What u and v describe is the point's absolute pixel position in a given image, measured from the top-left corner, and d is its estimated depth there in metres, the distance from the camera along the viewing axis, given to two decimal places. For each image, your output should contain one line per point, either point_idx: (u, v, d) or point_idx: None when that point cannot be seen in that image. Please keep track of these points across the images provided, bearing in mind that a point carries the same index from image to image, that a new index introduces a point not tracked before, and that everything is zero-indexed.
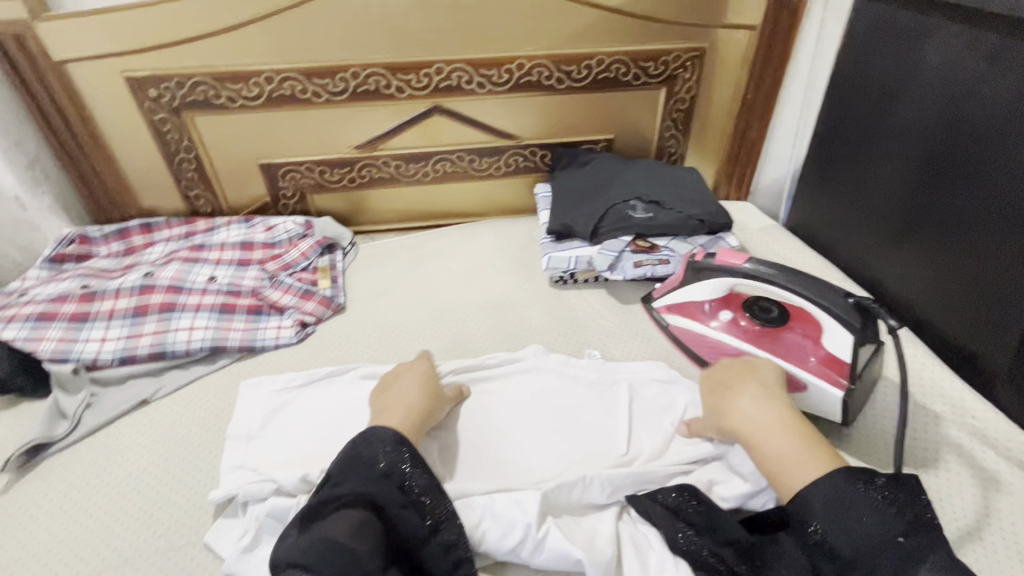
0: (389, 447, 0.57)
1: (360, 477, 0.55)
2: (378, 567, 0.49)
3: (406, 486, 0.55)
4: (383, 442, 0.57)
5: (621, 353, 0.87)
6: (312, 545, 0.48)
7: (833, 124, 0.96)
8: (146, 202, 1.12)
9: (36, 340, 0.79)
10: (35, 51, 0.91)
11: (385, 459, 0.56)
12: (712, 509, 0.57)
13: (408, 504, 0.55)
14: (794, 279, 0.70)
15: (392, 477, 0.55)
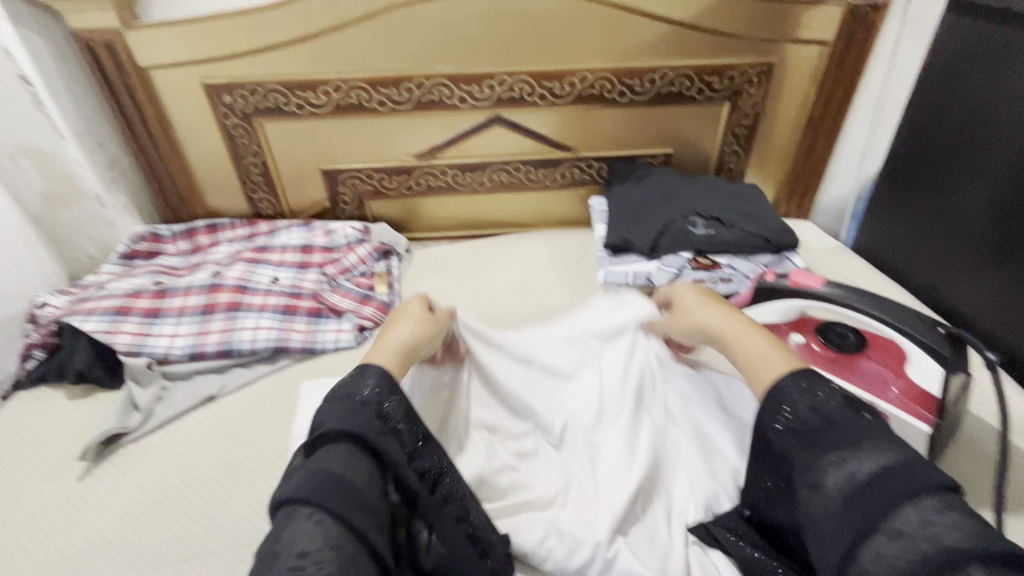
0: (375, 381, 0.51)
1: (346, 411, 0.49)
2: (378, 498, 0.45)
3: (387, 417, 0.50)
4: (365, 376, 0.52)
5: None
6: (308, 481, 0.43)
7: (909, 143, 0.92)
8: (213, 203, 1.16)
9: (113, 333, 0.83)
10: (122, 57, 0.95)
11: (365, 389, 0.51)
12: None
13: (392, 432, 0.49)
14: (877, 305, 0.67)
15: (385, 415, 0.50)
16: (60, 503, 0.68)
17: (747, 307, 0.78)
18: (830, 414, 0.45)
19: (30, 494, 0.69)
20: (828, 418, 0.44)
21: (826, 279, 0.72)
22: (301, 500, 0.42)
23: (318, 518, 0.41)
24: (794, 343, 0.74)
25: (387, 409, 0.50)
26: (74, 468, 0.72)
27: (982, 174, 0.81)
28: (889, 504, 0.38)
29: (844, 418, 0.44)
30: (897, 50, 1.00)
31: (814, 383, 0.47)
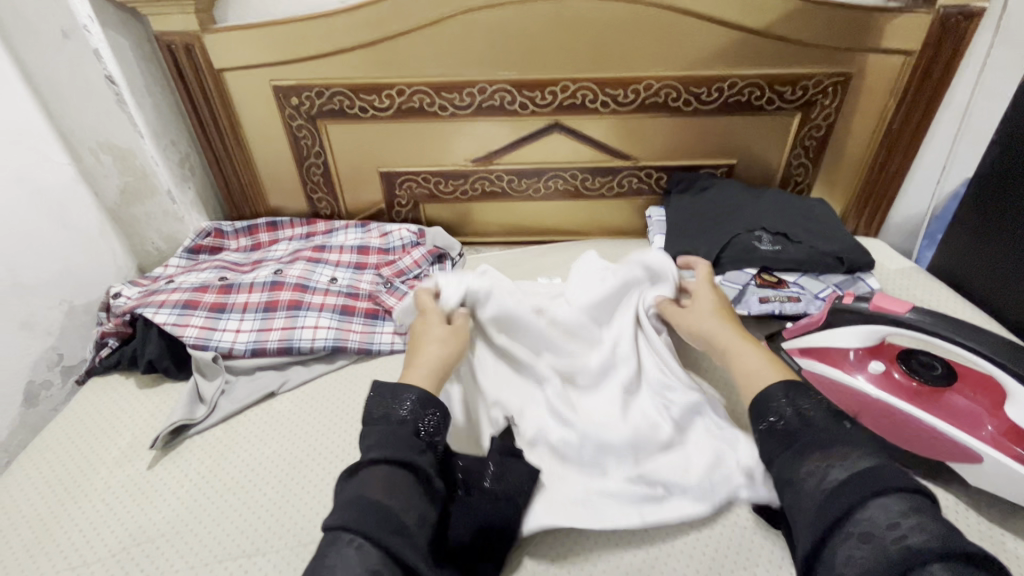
0: (413, 401, 0.59)
1: (380, 430, 0.56)
2: (415, 522, 0.50)
3: (423, 434, 0.57)
4: (408, 396, 0.59)
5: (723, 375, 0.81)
6: (352, 502, 0.49)
7: (1003, 161, 0.86)
8: (274, 202, 1.19)
9: (182, 326, 0.85)
10: (199, 59, 0.99)
11: (408, 409, 0.58)
12: None
13: (426, 449, 0.56)
14: (973, 336, 0.60)
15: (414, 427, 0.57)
16: (131, 491, 0.70)
17: (818, 330, 0.75)
18: (812, 420, 0.55)
19: (103, 480, 0.72)
20: (809, 423, 0.54)
21: (913, 304, 0.66)
22: (346, 528, 0.47)
23: (359, 544, 0.46)
24: (873, 371, 0.70)
25: (415, 422, 0.57)
26: (145, 457, 0.74)
27: None
28: (860, 498, 0.46)
29: (824, 426, 0.54)
30: (987, 61, 0.94)
31: (797, 394, 0.57)
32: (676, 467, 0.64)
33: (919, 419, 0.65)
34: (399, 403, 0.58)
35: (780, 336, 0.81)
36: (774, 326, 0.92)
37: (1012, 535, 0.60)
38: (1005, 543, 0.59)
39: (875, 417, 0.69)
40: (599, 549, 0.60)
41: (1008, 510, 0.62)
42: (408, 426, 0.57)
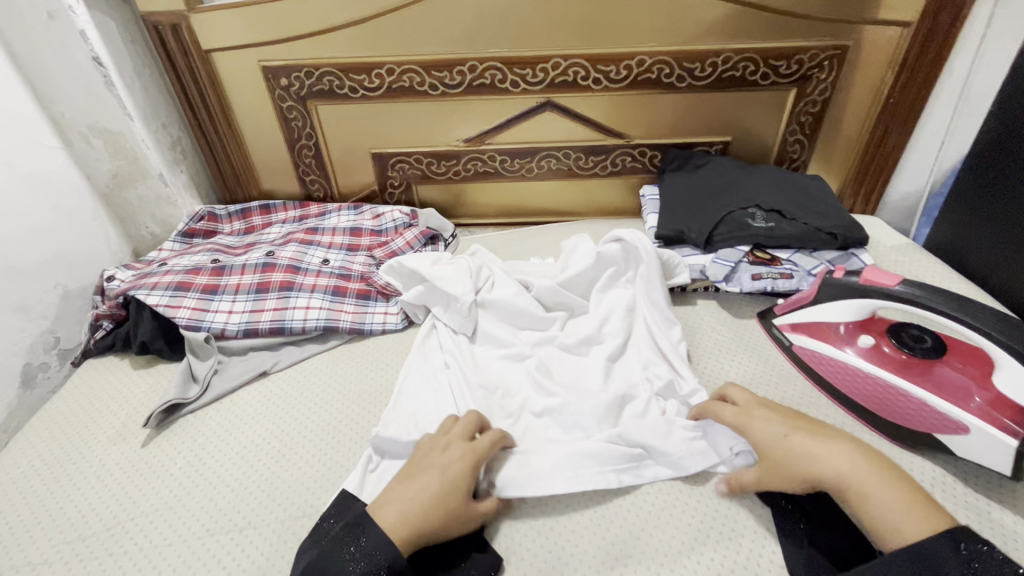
0: (372, 562, 0.51)
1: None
2: None
3: None
4: (370, 556, 0.51)
5: (713, 350, 0.82)
6: None
7: (1001, 133, 0.85)
8: (267, 185, 1.19)
9: (174, 307, 0.85)
10: (187, 40, 0.98)
11: (358, 572, 0.50)
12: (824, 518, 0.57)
13: None
14: (961, 307, 0.60)
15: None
16: (125, 468, 0.71)
17: (811, 305, 0.75)
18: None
19: (97, 458, 0.73)
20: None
21: (903, 278, 0.65)
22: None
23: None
24: (862, 345, 0.71)
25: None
26: (139, 436, 0.75)
27: None
28: None
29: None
30: (987, 32, 0.91)
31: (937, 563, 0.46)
32: (664, 432, 0.65)
33: (907, 390, 0.66)
34: (354, 556, 0.52)
35: (772, 312, 0.83)
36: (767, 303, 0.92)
37: (999, 505, 0.59)
38: (991, 514, 0.59)
39: (863, 390, 0.69)
40: (586, 524, 0.61)
41: (994, 481, 0.62)
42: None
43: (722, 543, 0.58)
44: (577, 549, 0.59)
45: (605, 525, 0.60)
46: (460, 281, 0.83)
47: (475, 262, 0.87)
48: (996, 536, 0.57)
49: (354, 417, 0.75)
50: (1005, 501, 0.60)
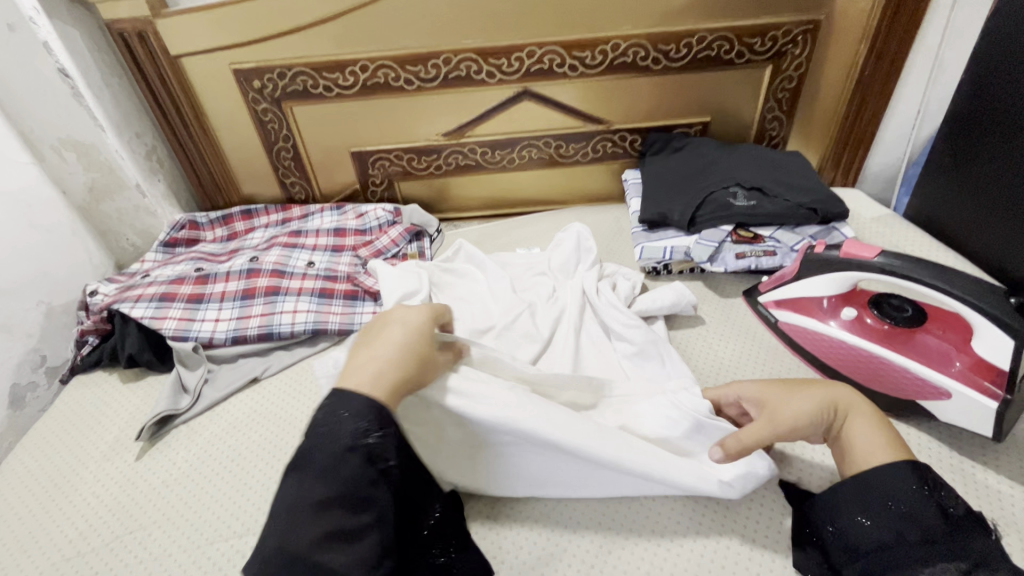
0: (362, 411, 0.50)
1: (323, 455, 0.49)
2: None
3: (376, 460, 0.50)
4: (356, 411, 0.50)
5: (708, 340, 0.82)
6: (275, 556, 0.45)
7: (975, 101, 0.85)
8: (247, 190, 1.18)
9: (160, 318, 0.84)
10: (155, 46, 0.96)
11: (356, 432, 0.50)
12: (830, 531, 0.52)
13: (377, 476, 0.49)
14: (938, 275, 0.60)
15: (359, 449, 0.49)
16: (121, 482, 0.71)
17: (794, 281, 0.75)
18: (956, 518, 0.46)
19: (92, 473, 0.73)
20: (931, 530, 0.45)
21: (882, 249, 0.66)
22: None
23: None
24: (845, 317, 0.72)
25: (362, 442, 0.49)
26: (133, 449, 0.75)
27: None
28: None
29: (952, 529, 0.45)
30: None
31: (937, 484, 0.48)
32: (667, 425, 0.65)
33: (889, 360, 0.67)
34: (350, 422, 0.50)
35: (757, 290, 0.82)
36: (752, 282, 0.93)
37: (984, 467, 0.61)
38: (976, 475, 0.61)
39: (849, 362, 0.70)
40: (585, 511, 0.62)
41: (976, 444, 0.63)
42: (356, 451, 0.49)
43: (716, 516, 0.60)
44: (574, 533, 0.60)
45: (601, 509, 0.62)
46: (410, 279, 0.87)
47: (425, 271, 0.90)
48: (981, 497, 0.59)
49: (321, 391, 0.79)
50: (987, 462, 0.62)
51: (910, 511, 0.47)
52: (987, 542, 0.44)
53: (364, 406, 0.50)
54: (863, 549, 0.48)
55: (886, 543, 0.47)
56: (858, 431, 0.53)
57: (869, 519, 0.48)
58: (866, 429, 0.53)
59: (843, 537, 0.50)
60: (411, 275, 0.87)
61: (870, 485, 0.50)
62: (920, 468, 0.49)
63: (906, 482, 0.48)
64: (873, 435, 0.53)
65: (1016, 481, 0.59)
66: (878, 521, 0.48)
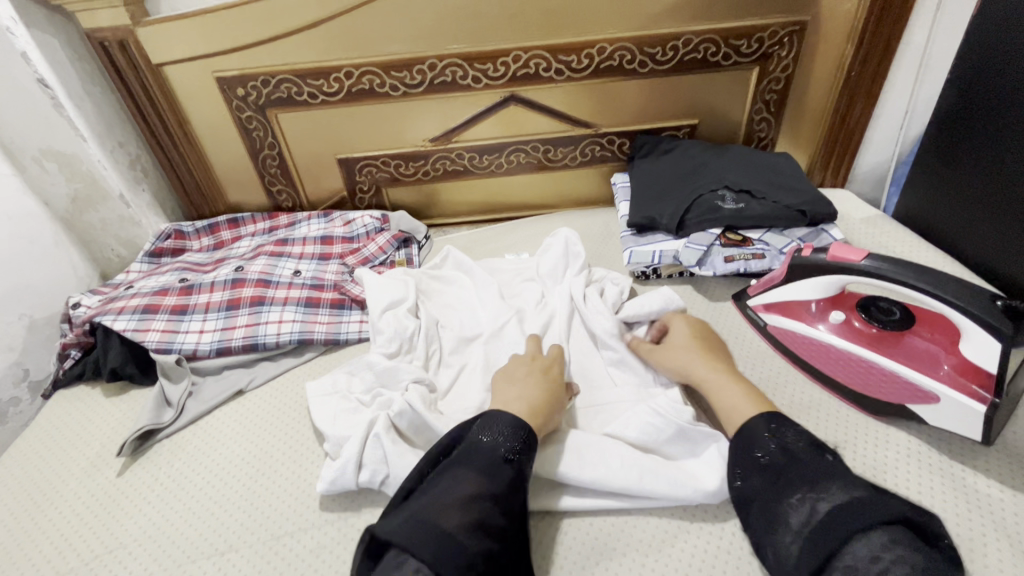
0: (507, 431, 0.57)
1: (479, 459, 0.55)
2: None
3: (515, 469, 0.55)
4: (502, 427, 0.58)
5: None
6: (412, 526, 0.48)
7: (962, 101, 0.85)
8: (234, 199, 1.17)
9: (143, 331, 0.83)
10: (136, 55, 0.95)
11: (504, 444, 0.56)
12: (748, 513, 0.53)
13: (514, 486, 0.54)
14: (924, 277, 0.60)
15: (507, 460, 0.55)
16: (101, 499, 0.69)
17: (783, 284, 0.75)
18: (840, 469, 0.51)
19: (72, 491, 0.71)
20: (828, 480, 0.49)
21: (868, 252, 0.65)
22: (409, 552, 0.46)
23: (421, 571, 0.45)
24: (834, 321, 0.71)
25: (509, 456, 0.56)
26: (114, 465, 0.74)
27: None
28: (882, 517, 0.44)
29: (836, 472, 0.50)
30: None
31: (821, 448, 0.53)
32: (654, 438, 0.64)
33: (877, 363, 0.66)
34: (495, 437, 0.57)
35: (746, 293, 0.82)
36: (741, 285, 0.92)
37: (974, 471, 0.61)
38: (966, 479, 0.60)
39: (838, 366, 0.70)
40: (572, 523, 0.61)
41: (966, 448, 0.63)
42: (504, 460, 0.55)
43: (703, 528, 0.59)
44: (562, 545, 0.59)
45: (588, 520, 0.61)
46: (395, 288, 0.86)
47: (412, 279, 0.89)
48: (970, 502, 0.58)
49: (306, 405, 0.78)
50: (977, 466, 0.61)
51: (765, 456, 0.53)
52: (829, 467, 0.50)
53: (518, 426, 0.58)
54: (749, 500, 0.53)
55: (758, 489, 0.52)
56: (720, 394, 0.64)
57: (746, 473, 0.54)
58: (730, 390, 0.63)
59: (739, 495, 0.54)
60: (397, 285, 0.86)
61: (735, 447, 0.56)
62: (769, 417, 0.57)
63: (760, 432, 0.56)
64: (736, 397, 0.62)
65: (1005, 486, 0.59)
66: (750, 471, 0.54)
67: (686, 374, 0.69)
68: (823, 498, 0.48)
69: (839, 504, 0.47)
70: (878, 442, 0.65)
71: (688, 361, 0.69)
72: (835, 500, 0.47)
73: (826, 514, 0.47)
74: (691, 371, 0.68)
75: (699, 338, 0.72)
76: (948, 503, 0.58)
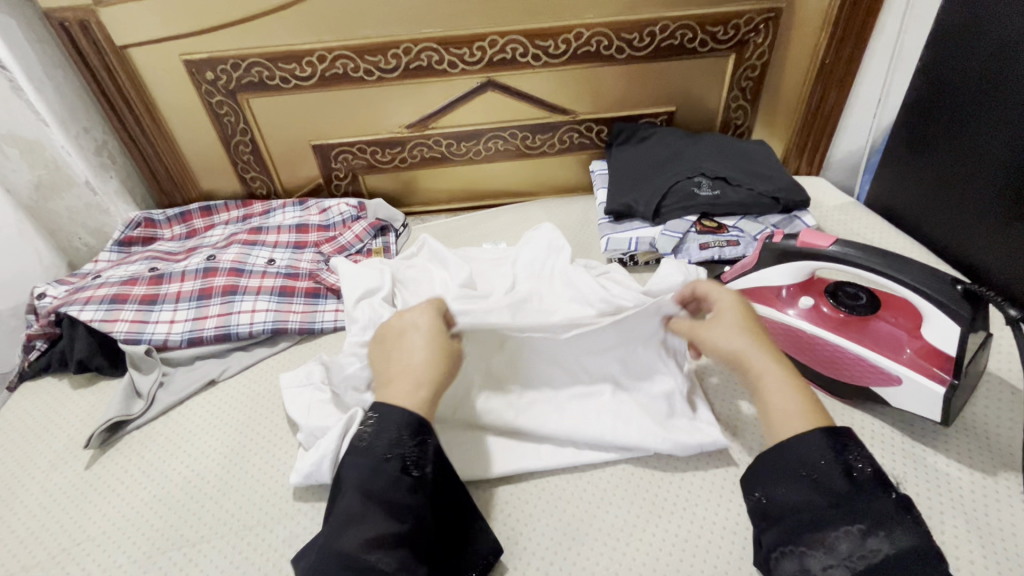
0: (403, 425, 0.53)
1: (366, 466, 0.51)
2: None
3: (416, 466, 0.52)
4: (396, 425, 0.53)
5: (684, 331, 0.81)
6: (335, 558, 0.47)
7: (930, 89, 0.86)
8: (206, 185, 1.15)
9: (111, 321, 0.82)
10: (99, 37, 0.92)
11: (394, 441, 0.52)
12: (783, 534, 0.48)
13: (418, 483, 0.52)
14: (891, 263, 0.61)
15: (400, 455, 0.52)
16: (69, 493, 0.68)
17: (754, 271, 0.74)
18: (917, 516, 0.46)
19: (38, 484, 0.70)
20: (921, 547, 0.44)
21: (836, 238, 0.66)
22: None
23: None
24: (803, 306, 0.72)
25: (403, 450, 0.52)
26: (82, 457, 0.72)
27: (1008, 118, 0.75)
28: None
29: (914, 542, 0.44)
30: None
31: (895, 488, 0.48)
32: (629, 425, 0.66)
33: (843, 347, 0.67)
34: (387, 436, 0.52)
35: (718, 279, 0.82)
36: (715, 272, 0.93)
37: (933, 450, 0.63)
38: (925, 458, 0.62)
39: (807, 351, 0.71)
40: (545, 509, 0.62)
41: (925, 428, 0.65)
42: (399, 459, 0.52)
43: (676, 513, 0.61)
44: (534, 530, 0.61)
45: (562, 506, 0.63)
46: (369, 276, 0.85)
47: (384, 268, 0.87)
48: (928, 479, 0.60)
49: (279, 395, 0.77)
50: (935, 444, 0.63)
51: (819, 479, 0.48)
52: (889, 503, 0.46)
53: (404, 419, 0.53)
54: (778, 516, 0.49)
55: (795, 511, 0.48)
56: (773, 393, 0.54)
57: (785, 487, 0.49)
58: (788, 394, 0.53)
59: (764, 507, 0.50)
60: (370, 280, 0.84)
61: (778, 459, 0.50)
62: (831, 436, 0.50)
63: (816, 454, 0.49)
64: (794, 401, 0.53)
65: (960, 463, 0.61)
66: (791, 487, 0.49)
67: (736, 359, 0.58)
68: (884, 537, 0.45)
69: (903, 547, 0.44)
70: (844, 424, 0.67)
71: (738, 342, 0.58)
72: (897, 541, 0.44)
73: (883, 555, 0.44)
74: (743, 355, 0.57)
75: (748, 311, 0.61)
76: (909, 484, 0.60)
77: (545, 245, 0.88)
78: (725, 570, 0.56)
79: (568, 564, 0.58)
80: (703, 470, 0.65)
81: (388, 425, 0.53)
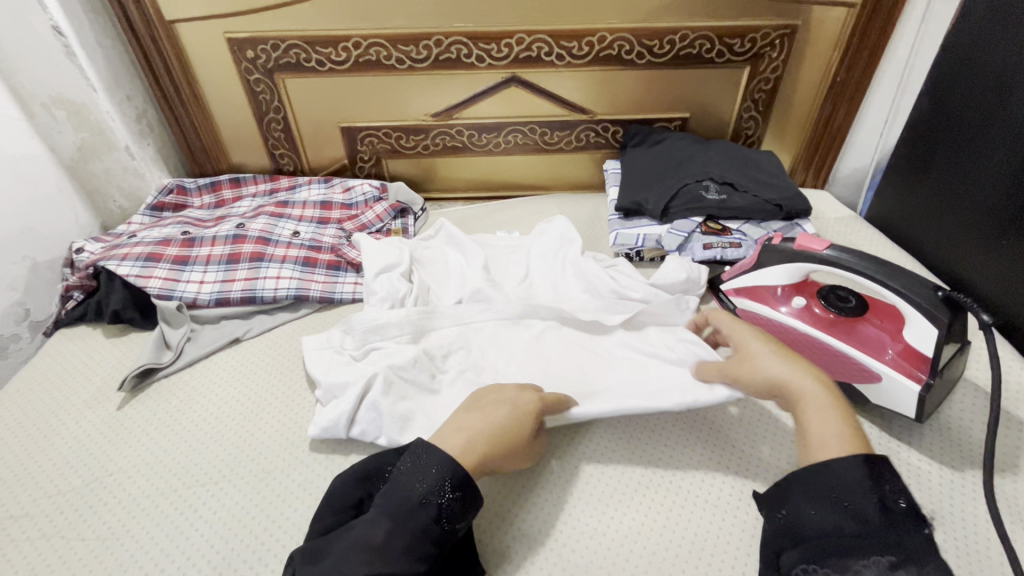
0: (436, 473, 0.53)
1: (396, 500, 0.51)
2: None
3: (443, 519, 0.52)
4: (431, 472, 0.53)
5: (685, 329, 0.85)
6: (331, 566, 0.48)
7: (934, 112, 0.91)
8: (236, 159, 1.20)
9: (145, 277, 0.87)
10: (150, 10, 0.98)
11: (423, 487, 0.52)
12: (805, 555, 0.47)
13: (441, 538, 0.51)
14: (881, 269, 0.65)
15: (428, 506, 0.51)
16: (101, 430, 0.74)
17: (750, 270, 0.80)
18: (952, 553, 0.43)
19: (73, 420, 0.75)
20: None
21: (831, 243, 0.70)
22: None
23: None
24: (795, 305, 0.76)
25: (434, 500, 0.52)
26: (115, 399, 0.78)
27: (1002, 143, 0.79)
28: None
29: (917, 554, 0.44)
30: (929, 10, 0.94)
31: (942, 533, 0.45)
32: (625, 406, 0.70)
33: (830, 345, 0.72)
34: (419, 477, 0.53)
35: (718, 277, 0.87)
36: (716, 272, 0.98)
37: (907, 446, 0.67)
38: (899, 453, 0.67)
39: (797, 348, 0.75)
40: (541, 474, 0.67)
41: (900, 424, 0.69)
42: (425, 507, 0.51)
43: (661, 487, 0.65)
44: (530, 491, 0.65)
45: (556, 472, 0.67)
46: (389, 253, 0.90)
47: (404, 248, 0.92)
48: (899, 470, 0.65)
49: (299, 357, 0.82)
50: (907, 439, 0.68)
51: (852, 504, 0.47)
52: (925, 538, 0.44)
53: (449, 467, 0.53)
54: (805, 535, 0.48)
55: (823, 530, 0.47)
56: (812, 418, 0.54)
57: (817, 509, 0.48)
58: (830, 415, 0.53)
59: (790, 525, 0.49)
60: (389, 258, 0.89)
61: (810, 478, 0.50)
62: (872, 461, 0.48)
63: (852, 477, 0.48)
64: (837, 426, 0.52)
65: (930, 457, 0.66)
66: (820, 508, 0.48)
67: (774, 386, 0.58)
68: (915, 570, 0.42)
69: None
70: None
71: (768, 365, 0.59)
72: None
73: None
74: (781, 380, 0.57)
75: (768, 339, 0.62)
76: None
77: (558, 236, 0.93)
78: (712, 542, 0.60)
79: (559, 525, 0.62)
80: (687, 458, 0.68)
81: (425, 473, 0.53)
